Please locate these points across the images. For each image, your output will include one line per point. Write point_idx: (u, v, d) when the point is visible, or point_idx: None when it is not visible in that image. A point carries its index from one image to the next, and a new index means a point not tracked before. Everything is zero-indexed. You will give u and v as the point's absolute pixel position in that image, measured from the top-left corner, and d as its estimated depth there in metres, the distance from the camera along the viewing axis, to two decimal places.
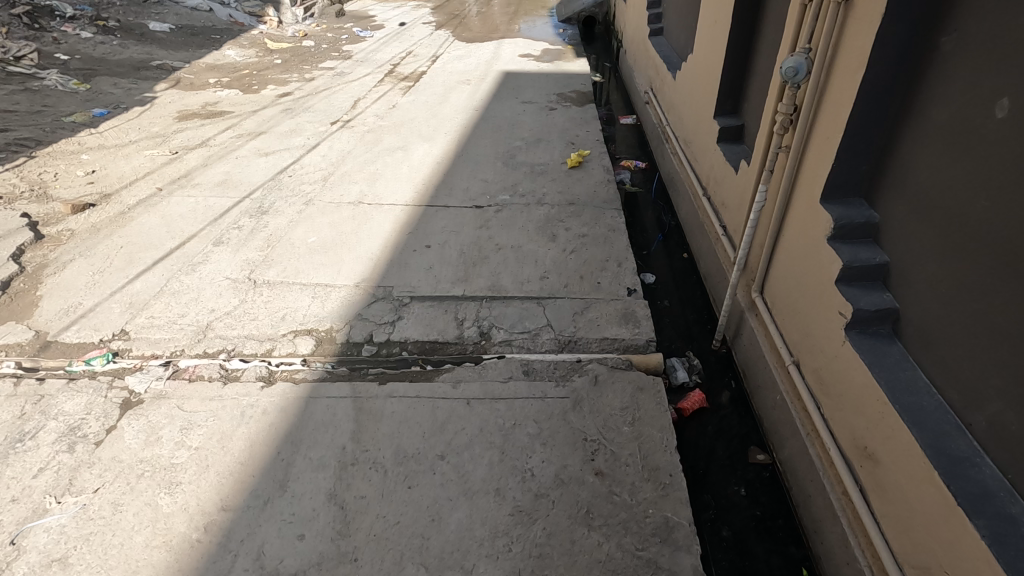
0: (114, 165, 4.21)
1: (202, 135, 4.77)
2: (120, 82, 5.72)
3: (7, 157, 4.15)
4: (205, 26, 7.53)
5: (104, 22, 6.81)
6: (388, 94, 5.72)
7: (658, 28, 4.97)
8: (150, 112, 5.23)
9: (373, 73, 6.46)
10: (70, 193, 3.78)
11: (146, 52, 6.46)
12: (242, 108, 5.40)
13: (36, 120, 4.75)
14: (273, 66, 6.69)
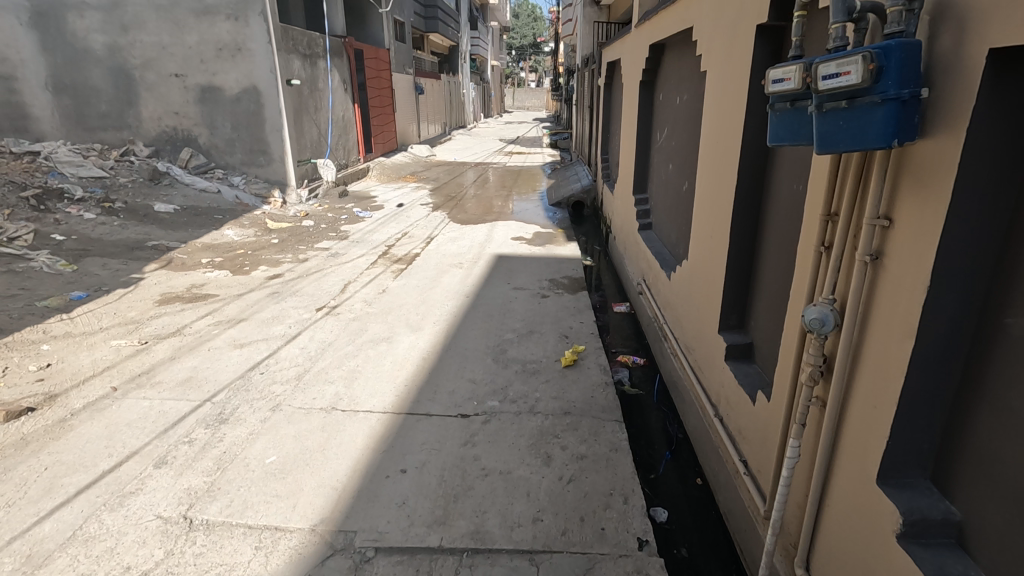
0: (73, 358, 3.91)
1: (178, 322, 4.55)
2: (110, 263, 5.68)
3: None
4: (209, 206, 7.85)
5: (110, 204, 7.04)
6: (379, 278, 5.70)
7: (647, 223, 5.10)
8: (131, 295, 5.09)
9: (367, 255, 6.55)
10: (12, 394, 3.41)
11: (144, 233, 6.57)
12: (228, 291, 5.30)
13: (7, 304, 4.56)
14: (269, 246, 6.79)
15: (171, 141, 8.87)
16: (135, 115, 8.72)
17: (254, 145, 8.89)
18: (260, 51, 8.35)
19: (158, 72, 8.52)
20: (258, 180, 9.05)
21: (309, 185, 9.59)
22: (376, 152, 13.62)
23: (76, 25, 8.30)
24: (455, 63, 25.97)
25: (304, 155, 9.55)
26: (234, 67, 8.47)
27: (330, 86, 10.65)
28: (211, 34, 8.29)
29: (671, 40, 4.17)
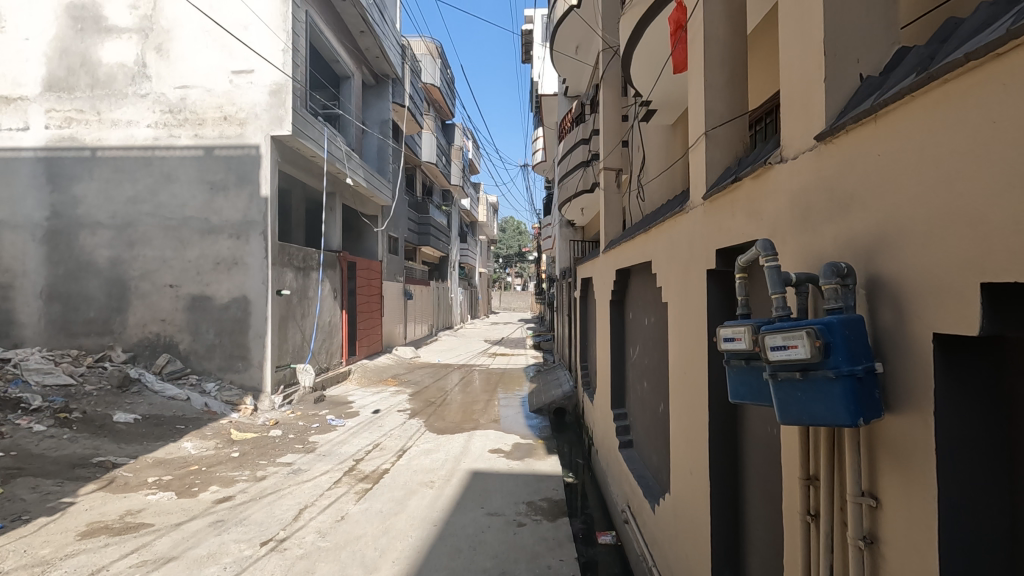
0: None
1: (94, 562, 3.93)
2: (42, 485, 5.16)
3: None
4: (173, 415, 7.50)
5: (66, 414, 6.70)
6: (339, 501, 5.17)
7: (627, 441, 4.86)
8: (52, 525, 4.50)
9: (331, 471, 6.08)
10: None
11: (93, 447, 6.13)
12: (166, 518, 4.73)
13: None
14: (227, 461, 6.31)
15: (151, 346, 8.88)
16: (121, 322, 8.86)
17: (234, 351, 8.90)
18: (255, 265, 8.87)
19: (153, 283, 8.89)
20: (232, 386, 8.86)
21: (284, 390, 9.39)
22: (360, 354, 13.74)
23: (85, 242, 8.87)
24: (445, 271, 27.96)
25: (284, 360, 9.54)
26: (228, 279, 8.89)
27: (320, 294, 11.14)
28: (211, 250, 8.87)
29: (634, 266, 4.46)
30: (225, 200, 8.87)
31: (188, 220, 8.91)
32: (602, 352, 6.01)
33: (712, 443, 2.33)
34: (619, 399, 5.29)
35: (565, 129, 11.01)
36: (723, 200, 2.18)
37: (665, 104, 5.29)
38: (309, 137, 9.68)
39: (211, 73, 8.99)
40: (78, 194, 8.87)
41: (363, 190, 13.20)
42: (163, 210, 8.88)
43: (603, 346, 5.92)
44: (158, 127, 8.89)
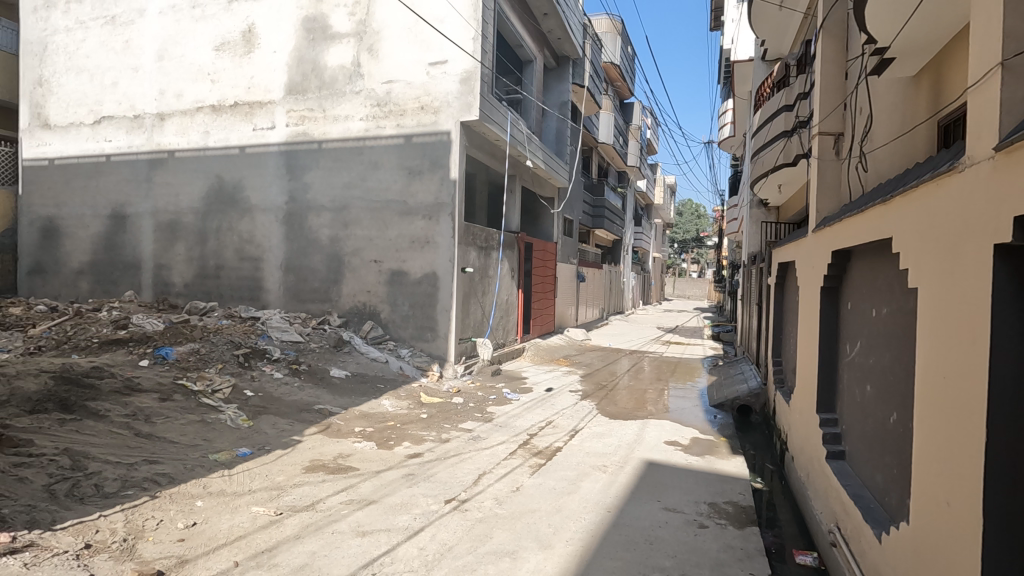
0: (216, 520, 4.01)
1: (315, 494, 4.57)
2: (279, 423, 6.22)
3: (133, 493, 4.21)
4: (375, 374, 8.49)
5: (297, 365, 8.02)
6: (514, 472, 5.32)
7: (837, 451, 4.17)
8: (284, 457, 5.36)
9: (506, 442, 6.31)
10: (155, 551, 3.49)
11: (315, 396, 7.22)
12: (368, 465, 5.33)
13: (185, 455, 5.09)
14: (417, 421, 6.93)
15: (359, 313, 10.15)
16: (337, 291, 10.26)
17: (424, 322, 9.75)
18: (444, 243, 9.56)
19: (361, 258, 10.11)
20: (422, 353, 9.74)
21: (466, 361, 10.07)
22: (533, 333, 14.16)
23: (312, 223, 10.40)
24: (618, 254, 27.45)
25: (466, 333, 10.19)
26: (421, 256, 9.73)
27: (499, 273, 11.66)
28: (408, 230, 9.78)
29: (858, 247, 3.75)
30: (420, 183, 9.71)
31: (390, 203, 9.91)
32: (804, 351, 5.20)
33: (991, 470, 1.79)
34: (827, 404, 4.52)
35: (763, 96, 9.85)
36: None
37: (910, 50, 4.32)
38: (495, 121, 10.06)
39: (412, 66, 9.76)
40: (309, 181, 10.39)
41: (541, 172, 13.43)
42: (370, 194, 10.01)
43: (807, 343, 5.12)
44: (369, 119, 10.01)
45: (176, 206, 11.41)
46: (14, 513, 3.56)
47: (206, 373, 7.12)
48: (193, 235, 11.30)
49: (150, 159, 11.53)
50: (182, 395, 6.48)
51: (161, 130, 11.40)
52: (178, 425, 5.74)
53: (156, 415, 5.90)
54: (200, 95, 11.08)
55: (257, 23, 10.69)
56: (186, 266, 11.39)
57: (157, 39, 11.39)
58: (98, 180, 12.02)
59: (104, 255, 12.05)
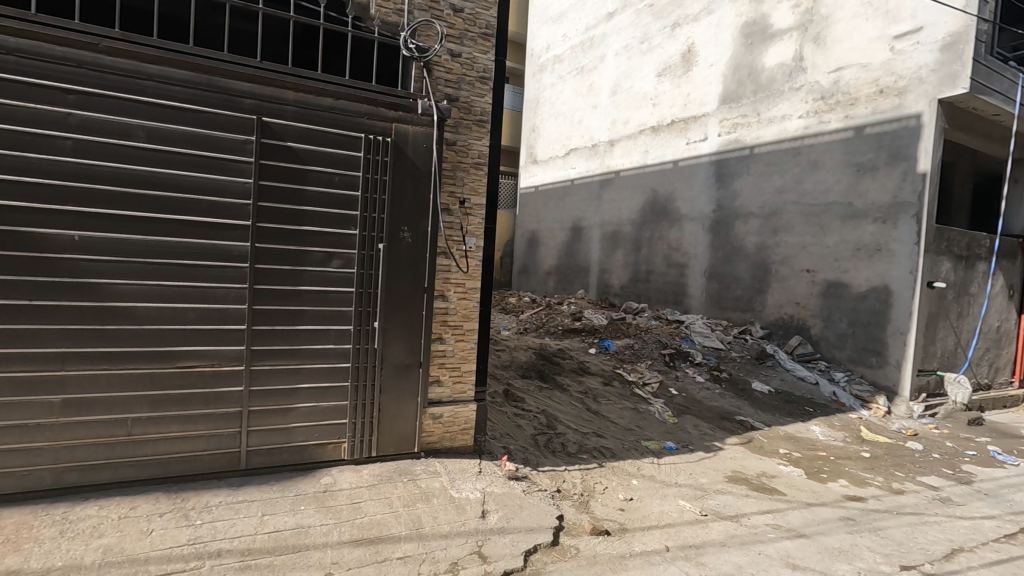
0: (647, 502, 4.43)
1: (739, 507, 4.49)
2: (702, 425, 6.48)
3: (586, 457, 5.12)
4: (803, 396, 7.76)
5: (718, 372, 8.15)
6: (1013, 563, 3.91)
7: None
8: (707, 461, 5.48)
9: (998, 519, 4.69)
10: (602, 511, 4.12)
11: (736, 406, 7.19)
12: (796, 494, 4.88)
13: (623, 435, 5.88)
14: (856, 459, 5.93)
15: (785, 326, 9.43)
16: (762, 301, 9.82)
17: (868, 344, 8.25)
18: (903, 252, 7.82)
19: (792, 267, 9.35)
20: (863, 380, 8.28)
21: (927, 399, 7.95)
22: None
23: (739, 230, 10.29)
24: None
25: (930, 364, 8.10)
26: (868, 266, 8.27)
27: (988, 291, 8.79)
28: (853, 235, 8.48)
29: None
30: (873, 181, 8.28)
31: (830, 206, 8.83)
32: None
33: None
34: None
35: None
36: None
37: None
38: (993, 91, 7.61)
39: (870, 45, 8.36)
40: (738, 188, 10.31)
41: None
42: (807, 197, 9.16)
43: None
44: (810, 115, 9.17)
45: (619, 218, 13.22)
46: (516, 449, 4.84)
47: (638, 366, 8.10)
48: (630, 244, 12.87)
49: (602, 180, 13.74)
50: (620, 383, 7.53)
51: (611, 155, 13.41)
52: (617, 408, 6.69)
53: (601, 396, 7.03)
54: (643, 120, 12.46)
55: (697, 41, 11.23)
56: (622, 270, 13.07)
57: (613, 77, 13.41)
58: (565, 200, 15.11)
59: (565, 260, 15.10)
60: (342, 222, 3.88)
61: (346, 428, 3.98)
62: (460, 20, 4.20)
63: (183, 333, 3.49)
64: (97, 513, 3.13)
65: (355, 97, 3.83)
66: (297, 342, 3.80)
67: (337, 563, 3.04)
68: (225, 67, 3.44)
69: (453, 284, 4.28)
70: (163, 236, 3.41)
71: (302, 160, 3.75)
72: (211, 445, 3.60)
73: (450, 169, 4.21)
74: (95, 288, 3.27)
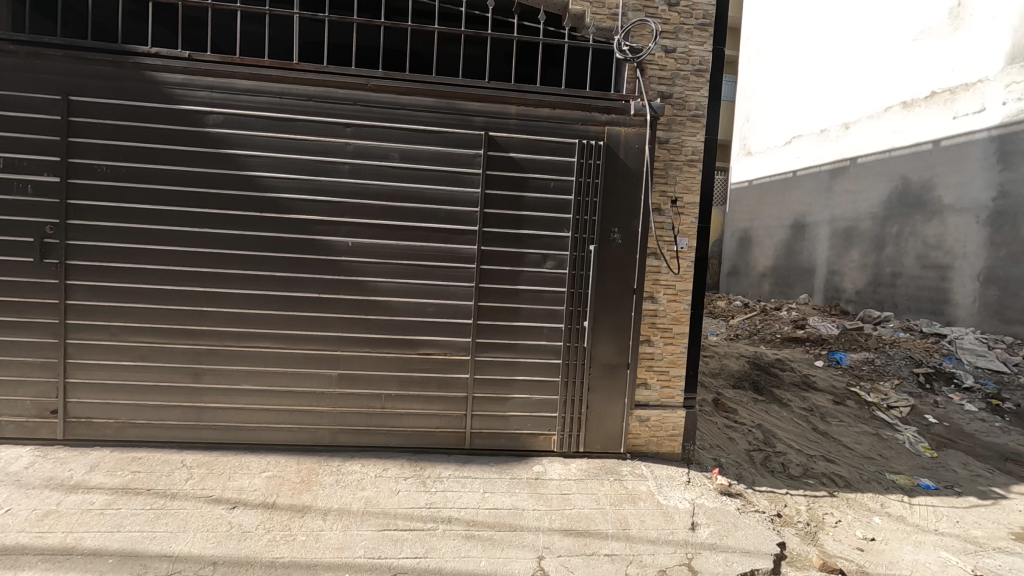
0: (897, 546, 3.75)
1: None
2: (974, 464, 5.29)
3: (813, 483, 4.54)
4: None
5: (998, 401, 6.58)
6: None
7: None
8: (982, 510, 4.45)
9: None
10: (833, 547, 3.62)
11: None
12: None
13: (861, 464, 5.08)
14: None
15: None
16: None
17: None
18: None
19: None
20: None
21: None
22: None
23: None
24: None
25: None
26: None
27: None
28: None
29: None
30: None
31: None
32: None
33: None
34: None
35: None
36: None
37: None
38: None
39: None
40: None
41: None
42: None
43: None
44: None
45: (854, 213, 11.43)
46: (729, 463, 4.52)
47: (881, 385, 6.93)
48: (870, 241, 11.01)
49: (833, 169, 12.03)
50: (855, 403, 6.53)
51: (846, 139, 11.67)
52: (852, 431, 5.82)
53: (831, 416, 6.18)
54: None
55: None
56: (859, 273, 11.26)
57: None
58: (786, 194, 13.58)
59: (784, 261, 13.57)
60: (556, 225, 4.09)
61: (556, 421, 4.18)
62: (676, 14, 4.09)
63: (425, 324, 4.05)
64: (362, 469, 3.81)
65: (569, 104, 4.00)
66: (514, 337, 4.12)
67: (548, 548, 3.22)
68: (461, 91, 3.89)
69: (663, 286, 4.19)
70: (410, 241, 4.01)
71: (521, 168, 4.04)
72: (445, 424, 4.11)
73: (662, 167, 4.13)
74: (362, 284, 3.99)
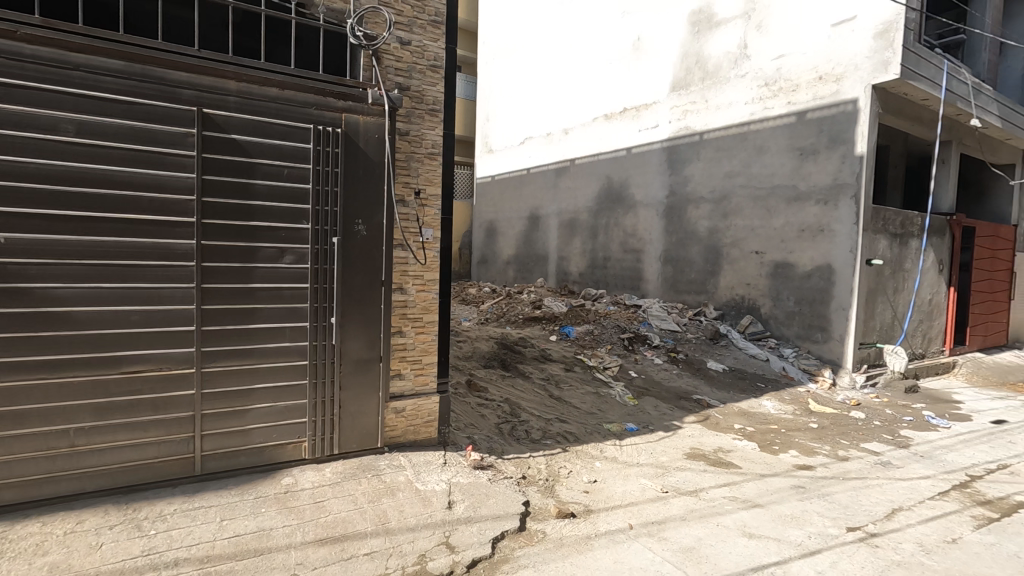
0: (612, 482, 4.55)
1: (697, 482, 4.68)
2: (661, 406, 6.75)
3: (550, 443, 5.20)
4: (755, 372, 8.19)
5: (675, 354, 8.51)
6: (947, 519, 4.19)
7: None
8: (666, 440, 5.71)
9: (934, 478, 5.02)
10: (566, 495, 4.20)
11: (693, 385, 7.55)
12: (751, 466, 5.14)
13: (586, 419, 6.00)
14: (806, 431, 6.29)
15: (737, 307, 9.78)
16: (714, 283, 10.15)
17: (813, 321, 8.66)
18: (843, 231, 8.25)
19: (742, 250, 9.66)
20: (810, 355, 8.71)
21: (868, 371, 8.46)
22: (970, 346, 10.85)
23: (691, 215, 10.53)
24: None
25: (869, 336, 8.59)
26: (813, 247, 8.65)
27: (919, 267, 9.34)
28: (797, 217, 8.85)
29: None
30: (814, 164, 8.63)
31: (775, 189, 9.16)
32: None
33: None
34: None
35: None
36: None
37: None
38: (923, 77, 8.02)
39: (811, 35, 8.65)
40: (689, 173, 10.55)
41: (996, 133, 10.12)
42: (755, 180, 9.43)
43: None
44: (754, 102, 9.42)
45: (575, 207, 13.35)
46: (481, 439, 4.85)
47: (599, 351, 8.28)
48: (587, 231, 13.02)
49: (557, 169, 13.84)
50: (580, 368, 7.67)
51: (566, 143, 13.53)
52: (579, 393, 6.83)
53: (563, 382, 7.14)
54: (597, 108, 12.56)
55: (646, 31, 11.46)
56: (580, 258, 13.24)
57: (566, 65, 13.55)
58: (522, 189, 15.13)
59: (524, 249, 15.14)
60: (293, 216, 3.78)
61: (306, 426, 3.90)
62: (408, 7, 4.12)
63: (129, 336, 3.33)
64: (41, 530, 2.97)
65: (301, 86, 3.71)
66: (251, 341, 3.69)
67: (302, 564, 2.99)
68: (162, 57, 3.27)
69: (411, 277, 4.24)
70: (100, 235, 3.24)
71: (247, 152, 3.62)
72: (165, 452, 3.47)
73: (403, 159, 4.15)
74: (26, 292, 3.08)
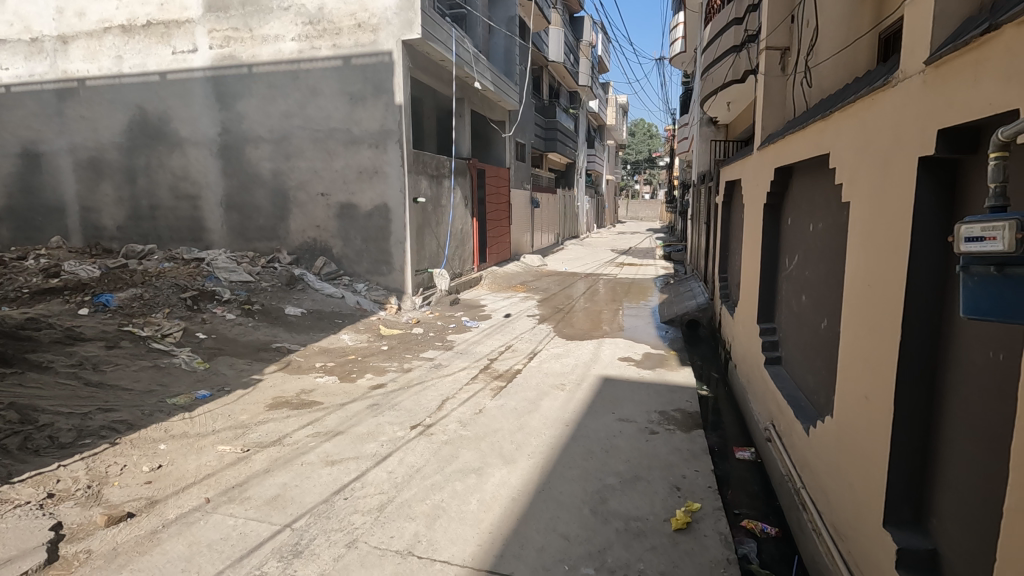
0: (182, 462, 4.04)
1: (281, 430, 4.66)
2: (237, 363, 6.33)
3: (91, 442, 4.17)
4: (333, 310, 8.57)
5: (250, 305, 8.02)
6: (477, 396, 5.52)
7: (776, 356, 4.42)
8: (246, 397, 5.44)
9: (468, 368, 6.49)
10: (120, 496, 3.50)
11: (272, 335, 7.35)
12: (332, 399, 5.45)
13: (142, 401, 5.06)
14: (379, 354, 7.09)
15: (310, 250, 9.88)
16: (285, 228, 9.90)
17: (378, 256, 9.61)
18: (393, 173, 9.25)
19: (308, 192, 9.69)
20: (378, 287, 9.69)
21: (424, 292, 10.12)
22: (490, 262, 14.24)
23: (251, 155, 9.77)
24: (571, 178, 27.48)
25: (423, 264, 10.15)
26: (370, 187, 9.40)
27: (452, 202, 11.46)
28: (354, 160, 9.38)
29: (795, 161, 3.94)
30: (363, 110, 9.22)
31: (332, 131, 9.41)
32: (851, 339, 2.52)
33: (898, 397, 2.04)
34: (958, 540, 1.89)
35: (714, 8, 9.89)
36: (941, 77, 1.80)
37: None
38: (438, 40, 9.50)
39: None
40: (241, 110, 9.66)
41: (491, 96, 13.06)
42: (313, 122, 9.44)
43: (860, 341, 2.42)
44: (302, 39, 9.24)
45: (95, 142, 10.48)
46: None
47: (154, 318, 6.99)
48: (120, 173, 10.50)
49: (58, 90, 10.44)
50: (130, 342, 6.33)
51: (66, 56, 10.26)
52: (130, 372, 5.65)
53: (105, 363, 5.76)
54: (107, 15, 9.88)
55: None
56: (115, 207, 10.66)
57: None
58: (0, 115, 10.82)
59: (20, 199, 11.09)
60: None
61: None
62: None
63: None
64: None
65: None
66: None
67: None
68: None
69: None
70: None
71: None
72: None
73: None
74: None
